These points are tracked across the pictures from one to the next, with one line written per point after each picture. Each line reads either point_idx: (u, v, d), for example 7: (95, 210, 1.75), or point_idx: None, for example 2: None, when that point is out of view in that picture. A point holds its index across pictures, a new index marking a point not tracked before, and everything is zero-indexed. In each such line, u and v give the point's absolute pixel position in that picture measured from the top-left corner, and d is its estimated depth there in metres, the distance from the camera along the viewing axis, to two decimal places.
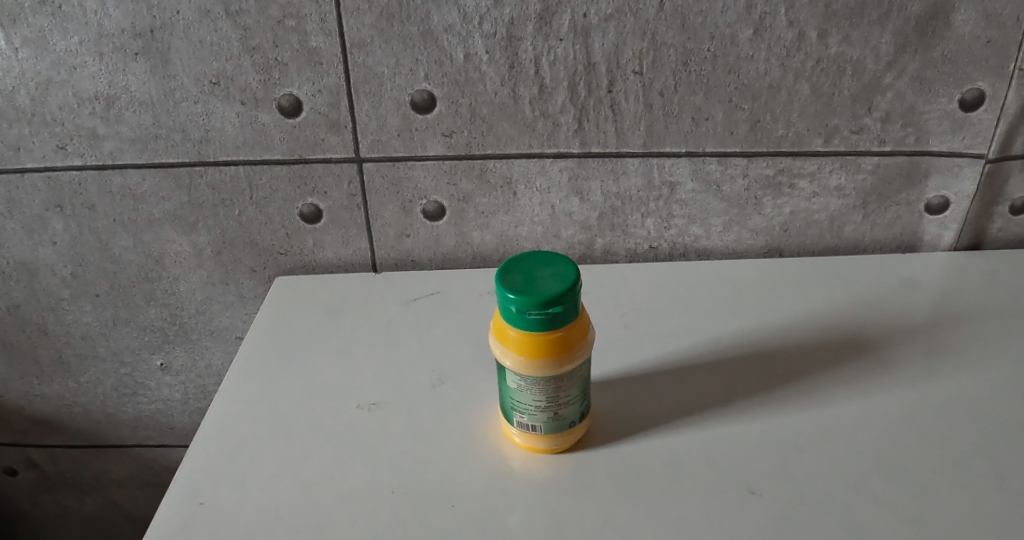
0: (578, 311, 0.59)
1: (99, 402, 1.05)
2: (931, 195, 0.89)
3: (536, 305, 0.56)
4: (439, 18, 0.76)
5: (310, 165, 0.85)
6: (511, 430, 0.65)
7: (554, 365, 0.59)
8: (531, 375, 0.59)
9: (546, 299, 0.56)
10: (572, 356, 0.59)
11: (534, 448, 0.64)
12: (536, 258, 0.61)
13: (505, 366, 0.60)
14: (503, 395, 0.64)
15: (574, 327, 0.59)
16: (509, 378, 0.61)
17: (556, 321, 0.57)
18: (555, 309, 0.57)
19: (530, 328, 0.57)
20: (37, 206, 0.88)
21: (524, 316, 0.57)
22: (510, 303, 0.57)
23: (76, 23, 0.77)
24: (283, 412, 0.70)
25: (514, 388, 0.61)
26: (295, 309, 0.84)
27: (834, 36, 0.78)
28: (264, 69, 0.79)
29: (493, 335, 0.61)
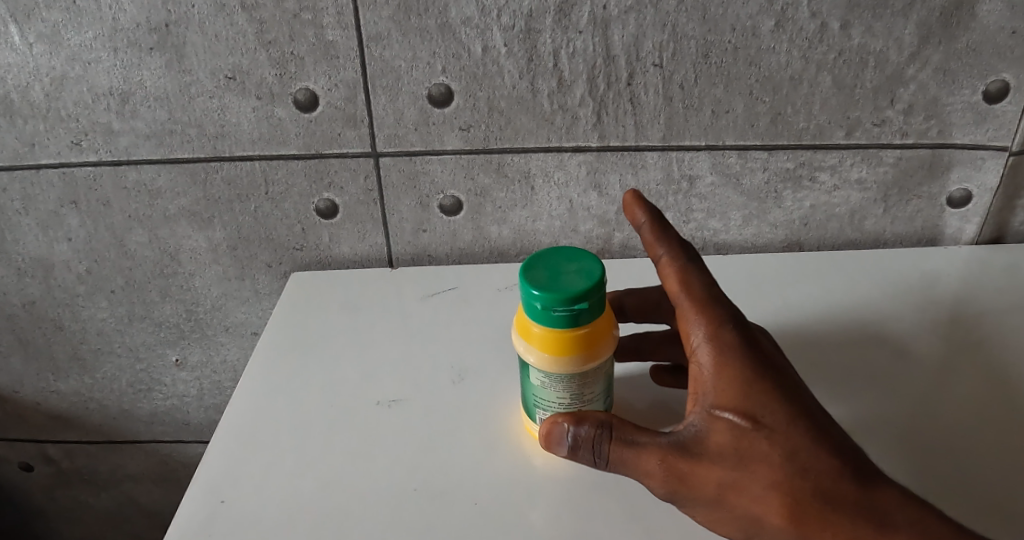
0: (603, 306, 0.58)
1: (115, 398, 1.05)
2: (953, 188, 0.88)
3: (561, 302, 0.55)
4: (457, 11, 0.75)
5: (326, 160, 0.84)
6: (533, 428, 0.64)
7: (578, 362, 0.58)
8: (556, 372, 0.59)
9: (573, 295, 0.55)
10: (596, 352, 0.58)
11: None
12: (561, 253, 0.60)
13: (529, 363, 0.60)
14: (525, 392, 0.63)
15: (598, 324, 0.58)
16: (533, 376, 0.60)
17: (580, 318, 0.56)
18: (583, 304, 0.56)
19: (554, 324, 0.56)
20: (52, 203, 0.88)
21: (549, 312, 0.56)
22: (534, 300, 0.56)
23: (91, 19, 0.77)
24: (303, 408, 0.70)
25: (536, 386, 0.61)
26: (313, 305, 0.84)
27: (857, 27, 0.77)
28: (280, 63, 0.78)
29: (514, 333, 0.61)
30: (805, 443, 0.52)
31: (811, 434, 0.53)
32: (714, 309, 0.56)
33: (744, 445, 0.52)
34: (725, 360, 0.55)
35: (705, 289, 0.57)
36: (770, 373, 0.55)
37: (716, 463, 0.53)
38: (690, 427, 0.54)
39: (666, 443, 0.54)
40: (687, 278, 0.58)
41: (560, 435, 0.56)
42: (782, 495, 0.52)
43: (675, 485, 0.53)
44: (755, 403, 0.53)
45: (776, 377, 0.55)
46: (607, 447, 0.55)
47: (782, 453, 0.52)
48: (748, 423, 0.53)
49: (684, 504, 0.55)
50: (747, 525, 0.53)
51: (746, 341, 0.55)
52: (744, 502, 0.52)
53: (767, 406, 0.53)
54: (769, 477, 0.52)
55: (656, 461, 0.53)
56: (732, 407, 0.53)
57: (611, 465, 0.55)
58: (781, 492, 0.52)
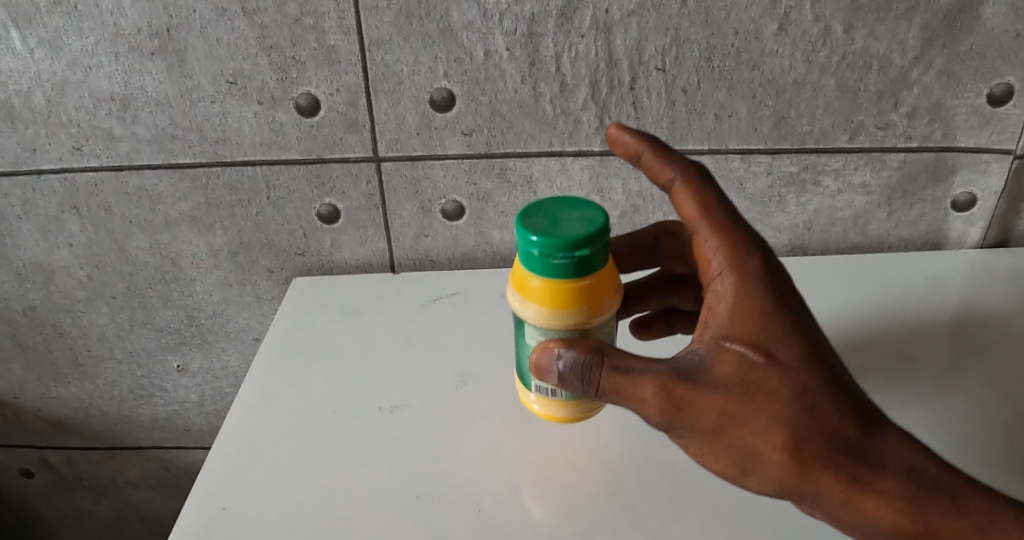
0: (606, 255, 0.54)
1: (116, 404, 1.05)
2: (958, 192, 0.87)
3: (561, 248, 0.52)
4: (459, 15, 0.75)
5: (327, 164, 0.84)
6: (530, 401, 0.61)
7: (579, 319, 0.54)
8: (554, 329, 0.55)
9: (572, 242, 0.51)
10: (598, 306, 0.55)
11: (556, 417, 0.61)
12: (561, 202, 0.56)
13: (525, 318, 0.57)
14: (521, 357, 0.60)
15: (600, 275, 0.55)
16: (530, 333, 0.57)
17: (582, 267, 0.53)
18: (583, 254, 0.52)
19: (553, 273, 0.53)
20: (53, 208, 0.88)
21: (548, 260, 0.52)
22: (530, 247, 0.53)
23: (92, 24, 0.77)
24: (304, 414, 0.69)
25: (533, 344, 0.57)
26: (314, 311, 0.83)
27: (860, 30, 0.77)
28: (281, 68, 0.78)
29: (511, 287, 0.57)
30: (819, 385, 0.50)
31: (824, 374, 0.51)
32: (735, 236, 0.54)
33: (756, 376, 0.50)
34: (743, 290, 0.52)
35: (726, 216, 0.55)
36: (790, 310, 0.52)
37: (724, 392, 0.50)
38: (698, 355, 0.52)
39: (668, 369, 0.51)
40: (705, 202, 0.56)
41: (552, 358, 0.54)
42: (790, 433, 0.49)
43: (672, 412, 0.51)
44: (771, 334, 0.51)
45: (796, 315, 0.52)
46: (599, 373, 0.52)
47: (796, 390, 0.50)
48: (762, 355, 0.50)
49: (679, 434, 0.52)
50: (744, 461, 0.51)
51: (767, 274, 0.53)
52: (747, 435, 0.50)
53: (784, 341, 0.51)
54: (780, 414, 0.49)
55: (656, 387, 0.50)
56: (747, 336, 0.51)
57: (602, 393, 0.53)
58: (790, 430, 0.49)
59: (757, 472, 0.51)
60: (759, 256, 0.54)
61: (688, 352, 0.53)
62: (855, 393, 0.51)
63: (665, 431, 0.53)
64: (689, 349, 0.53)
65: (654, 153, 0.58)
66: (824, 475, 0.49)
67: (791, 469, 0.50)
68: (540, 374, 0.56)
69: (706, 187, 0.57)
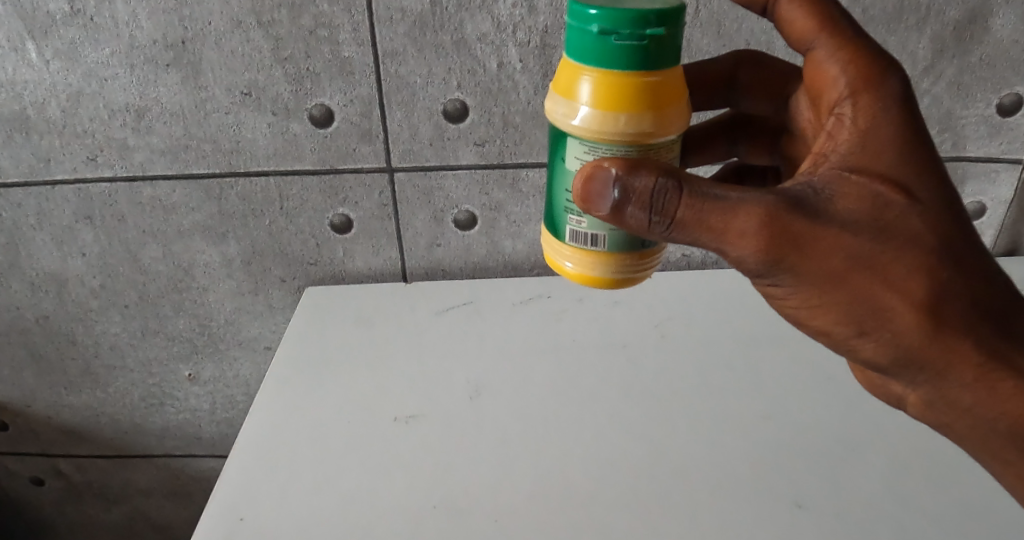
0: (669, 67, 0.51)
1: (127, 413, 1.05)
2: (968, 201, 0.87)
3: (626, 21, 0.48)
4: (473, 27, 0.76)
5: (341, 175, 0.84)
6: (564, 260, 0.57)
7: (644, 129, 0.50)
8: (607, 142, 0.50)
9: (638, 16, 0.48)
10: (658, 125, 0.50)
11: (590, 278, 0.56)
12: None
13: (570, 133, 0.52)
14: (559, 195, 0.55)
15: (667, 74, 0.51)
16: (577, 150, 0.52)
17: (648, 54, 0.49)
18: (648, 35, 0.48)
19: (616, 58, 0.49)
20: (67, 218, 0.88)
21: (610, 39, 0.49)
22: (590, 25, 0.49)
23: (108, 36, 0.77)
24: (320, 424, 0.70)
25: (574, 168, 0.53)
26: (327, 321, 0.84)
27: (871, 41, 0.78)
28: (295, 80, 0.79)
29: (554, 95, 0.53)
30: (952, 233, 0.49)
31: (953, 215, 0.50)
32: (862, 52, 0.52)
33: (891, 216, 0.48)
34: (874, 117, 0.50)
35: (848, 27, 0.53)
36: (923, 137, 0.50)
37: (855, 230, 0.47)
38: (814, 187, 0.49)
39: (780, 197, 0.47)
40: (825, 18, 0.53)
41: (605, 181, 0.49)
42: (924, 287, 0.48)
43: (787, 252, 0.47)
44: (902, 168, 0.49)
45: (927, 141, 0.50)
46: (677, 198, 0.48)
47: (932, 232, 0.48)
48: (895, 190, 0.48)
49: (787, 274, 0.49)
50: (866, 318, 0.49)
51: (900, 95, 0.50)
52: (877, 288, 0.48)
53: (917, 176, 0.49)
54: (917, 260, 0.48)
55: (761, 217, 0.47)
56: (875, 167, 0.49)
57: (678, 227, 0.48)
58: (923, 285, 0.48)
59: (880, 331, 0.49)
60: (893, 75, 0.51)
61: (801, 183, 0.49)
62: (973, 242, 0.50)
63: (764, 274, 0.49)
64: (802, 179, 0.50)
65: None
66: (957, 341, 0.49)
67: (922, 328, 0.48)
68: (586, 205, 0.50)
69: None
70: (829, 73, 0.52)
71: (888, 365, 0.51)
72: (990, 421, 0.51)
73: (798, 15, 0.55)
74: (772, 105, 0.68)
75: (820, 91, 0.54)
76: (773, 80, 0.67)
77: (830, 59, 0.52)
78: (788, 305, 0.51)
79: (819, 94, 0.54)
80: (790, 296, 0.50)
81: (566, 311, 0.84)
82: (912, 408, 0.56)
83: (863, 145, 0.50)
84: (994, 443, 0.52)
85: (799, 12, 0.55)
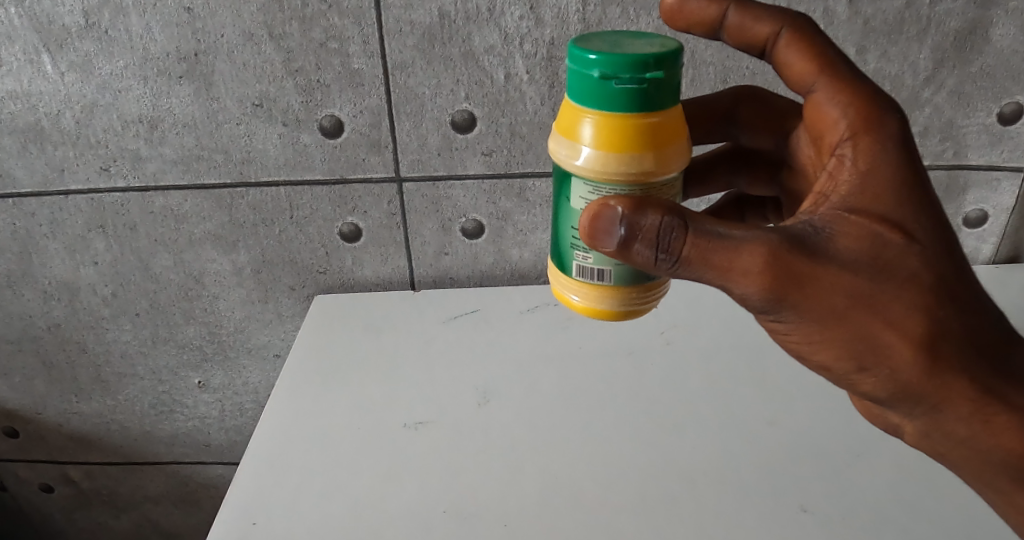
0: (669, 107, 0.52)
1: (137, 420, 1.06)
2: (970, 209, 0.88)
3: (626, 66, 0.49)
4: (480, 39, 0.77)
5: (350, 185, 0.85)
6: (570, 294, 0.58)
7: (645, 168, 0.51)
8: (609, 182, 0.52)
9: (638, 61, 0.49)
10: (658, 164, 0.51)
11: (596, 311, 0.58)
12: (619, 37, 0.54)
13: (575, 173, 0.53)
14: (564, 232, 0.56)
15: (667, 115, 0.52)
16: (581, 189, 0.53)
17: (647, 97, 0.50)
18: (648, 79, 0.49)
19: (616, 101, 0.50)
20: (80, 227, 0.90)
21: (610, 83, 0.50)
22: (591, 70, 0.50)
23: (122, 48, 0.79)
24: (331, 431, 0.71)
25: (578, 207, 0.54)
26: (336, 328, 0.85)
27: (872, 52, 0.79)
28: (306, 91, 0.80)
29: (559, 136, 0.54)
30: (949, 273, 0.50)
31: (951, 258, 0.50)
32: (861, 94, 0.52)
33: (891, 256, 0.49)
34: (875, 158, 0.50)
35: (847, 70, 0.54)
36: (922, 178, 0.51)
37: (853, 268, 0.48)
38: (815, 226, 0.49)
39: (781, 237, 0.48)
40: (823, 61, 0.55)
41: (612, 219, 0.50)
42: (922, 325, 0.49)
43: (788, 289, 0.48)
44: (902, 210, 0.49)
45: (926, 183, 0.51)
46: (681, 236, 0.48)
47: (930, 272, 0.49)
48: (896, 231, 0.49)
49: (788, 312, 0.49)
50: (866, 354, 0.50)
51: (900, 137, 0.51)
52: (877, 326, 0.49)
53: (917, 217, 0.50)
54: (916, 300, 0.48)
55: (764, 256, 0.47)
56: (874, 208, 0.49)
57: (683, 264, 0.49)
58: (921, 323, 0.49)
59: (879, 367, 0.50)
60: (893, 118, 0.51)
61: (802, 222, 0.50)
62: (970, 282, 0.51)
63: (767, 311, 0.50)
64: (803, 218, 0.50)
65: (752, 12, 0.58)
66: (952, 377, 0.50)
67: (920, 364, 0.49)
68: (592, 240, 0.51)
69: (819, 42, 0.56)
70: (830, 115, 0.53)
71: (886, 398, 0.52)
72: (984, 451, 0.52)
73: (796, 58, 0.56)
74: (769, 136, 0.68)
75: (821, 131, 0.55)
76: (771, 112, 0.68)
77: (831, 101, 0.53)
78: (791, 340, 0.52)
79: (820, 135, 0.55)
80: (790, 331, 0.51)
81: (572, 319, 0.84)
82: (907, 436, 0.57)
83: (862, 186, 0.50)
84: (989, 471, 0.53)
85: (797, 54, 0.56)
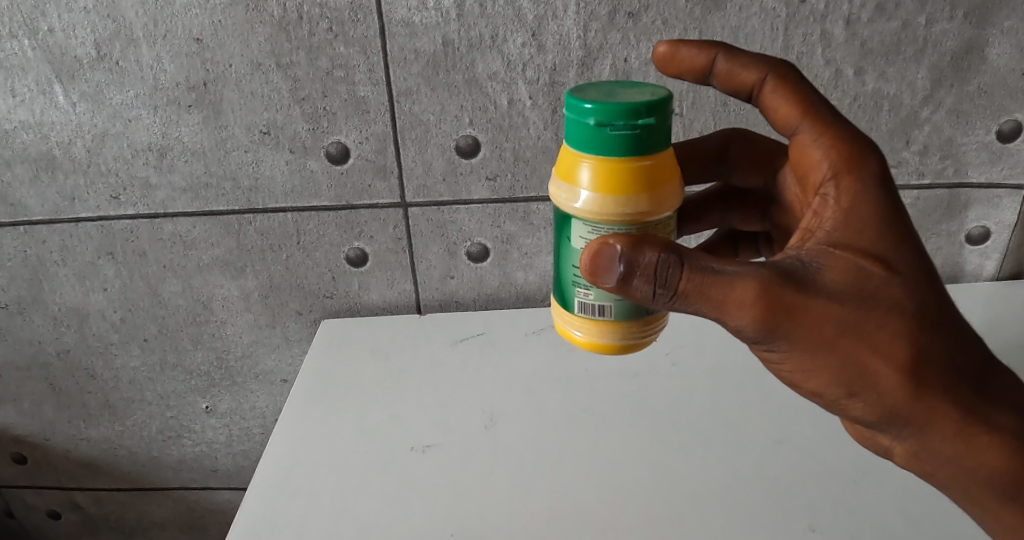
0: (662, 150, 0.53)
1: (145, 445, 1.06)
2: (972, 226, 0.89)
3: (620, 113, 0.50)
4: (484, 66, 0.79)
5: (356, 211, 0.86)
6: (573, 329, 0.59)
7: (641, 209, 0.52)
8: (607, 223, 0.53)
9: (630, 108, 0.50)
10: (654, 205, 0.52)
11: (599, 346, 0.58)
12: (613, 85, 0.56)
13: (574, 216, 0.54)
14: (565, 269, 0.57)
15: (661, 158, 0.53)
16: (579, 231, 0.54)
17: (641, 142, 0.51)
18: (641, 125, 0.51)
19: (611, 147, 0.51)
20: (90, 254, 0.91)
21: (606, 130, 0.51)
22: (587, 117, 0.51)
23: (133, 79, 0.81)
24: (338, 454, 0.71)
25: (580, 246, 0.55)
26: (343, 352, 0.85)
27: (870, 73, 0.80)
28: (313, 118, 0.82)
29: (558, 180, 0.56)
30: (932, 300, 0.51)
31: (932, 286, 0.51)
32: (842, 134, 0.54)
33: (875, 287, 0.49)
34: (857, 196, 0.51)
35: (827, 112, 0.55)
36: (903, 211, 0.52)
37: (840, 300, 0.49)
38: (803, 260, 0.50)
39: (771, 270, 0.49)
40: (806, 104, 0.56)
41: (611, 256, 0.51)
42: (907, 351, 0.49)
43: (779, 321, 0.49)
44: (886, 243, 0.50)
45: (906, 215, 0.52)
46: (678, 271, 0.49)
47: (914, 301, 0.50)
48: (879, 263, 0.50)
49: (779, 342, 0.50)
50: (855, 380, 0.50)
51: (881, 174, 0.52)
52: (864, 353, 0.49)
53: (899, 248, 0.50)
54: (900, 328, 0.49)
55: (756, 289, 0.48)
56: (859, 242, 0.50)
57: (681, 298, 0.50)
58: (905, 350, 0.49)
59: (868, 392, 0.50)
60: (873, 156, 0.52)
61: (790, 256, 0.51)
62: (953, 311, 0.52)
63: (760, 342, 0.51)
64: (791, 252, 0.51)
65: (737, 59, 0.60)
66: (938, 400, 0.50)
67: (907, 388, 0.50)
68: (592, 277, 0.52)
69: (801, 86, 0.57)
70: (813, 155, 0.55)
71: (876, 422, 0.53)
72: (971, 470, 0.52)
73: (780, 102, 0.58)
74: (768, 157, 0.69)
75: (806, 171, 0.56)
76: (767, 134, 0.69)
77: (813, 142, 0.55)
78: (784, 368, 0.53)
79: (804, 174, 0.56)
80: (784, 360, 0.52)
81: None
82: (897, 458, 0.56)
83: (846, 221, 0.51)
84: (978, 490, 0.53)
85: (781, 98, 0.57)
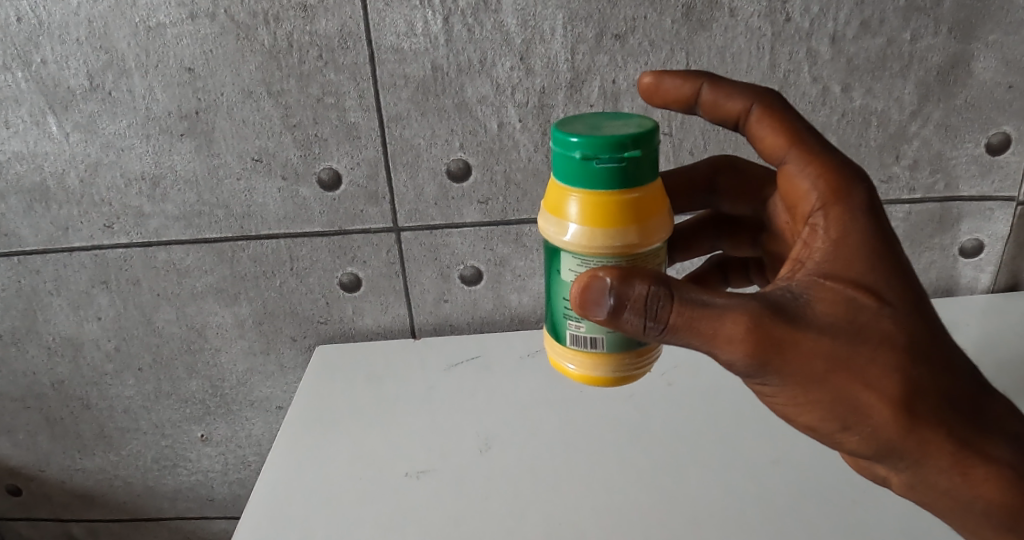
0: (649, 181, 0.53)
1: (141, 475, 1.05)
2: (965, 239, 0.89)
3: (605, 147, 0.51)
4: (473, 89, 0.79)
5: (349, 236, 0.87)
6: (566, 362, 0.58)
7: (630, 242, 0.52)
8: (596, 256, 0.53)
9: (616, 142, 0.50)
10: (643, 236, 0.53)
11: (592, 379, 0.58)
12: (599, 117, 0.56)
13: (563, 248, 0.54)
14: (555, 301, 0.57)
15: (648, 190, 0.53)
16: (569, 263, 0.54)
17: (628, 175, 0.51)
18: (627, 158, 0.51)
19: (598, 180, 0.51)
20: (84, 283, 0.91)
21: (591, 163, 0.51)
22: (573, 151, 0.52)
23: (125, 108, 0.81)
24: (332, 484, 0.70)
25: (569, 279, 0.55)
26: (337, 378, 0.85)
27: (858, 89, 0.80)
28: (304, 145, 0.82)
29: (546, 213, 0.56)
30: (924, 332, 0.50)
31: (923, 319, 0.51)
32: (829, 164, 0.54)
33: (865, 319, 0.49)
34: (845, 226, 0.52)
35: (814, 141, 0.55)
36: (892, 241, 0.52)
37: (831, 333, 0.49)
38: (793, 292, 0.50)
39: (762, 303, 0.49)
40: (792, 134, 0.56)
41: (602, 290, 0.50)
42: (898, 385, 0.49)
43: (771, 356, 0.48)
44: (876, 274, 0.50)
45: (896, 245, 0.52)
46: (668, 305, 0.49)
47: (905, 333, 0.50)
48: (869, 295, 0.50)
49: (772, 376, 0.50)
50: (848, 415, 0.50)
51: (869, 205, 0.52)
52: (856, 386, 0.49)
53: (889, 281, 0.50)
54: (892, 361, 0.49)
55: (746, 323, 0.48)
56: (848, 274, 0.50)
57: (671, 331, 0.50)
58: (897, 383, 0.49)
59: (861, 426, 0.50)
60: (861, 186, 0.53)
61: (780, 289, 0.51)
62: (945, 342, 0.51)
63: (752, 376, 0.51)
64: (781, 285, 0.51)
65: (722, 89, 0.60)
66: (931, 432, 0.50)
67: (900, 422, 0.50)
68: (582, 310, 0.52)
69: (787, 116, 0.57)
70: (801, 186, 0.55)
71: (871, 455, 0.52)
72: (966, 503, 0.52)
73: (767, 132, 0.58)
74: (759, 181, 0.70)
75: (794, 202, 0.56)
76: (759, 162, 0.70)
77: (801, 172, 0.55)
78: (777, 401, 0.52)
79: (793, 204, 0.56)
80: (776, 394, 0.52)
81: None
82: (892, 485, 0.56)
83: (836, 255, 0.51)
84: (972, 521, 0.53)
85: (767, 129, 0.58)
